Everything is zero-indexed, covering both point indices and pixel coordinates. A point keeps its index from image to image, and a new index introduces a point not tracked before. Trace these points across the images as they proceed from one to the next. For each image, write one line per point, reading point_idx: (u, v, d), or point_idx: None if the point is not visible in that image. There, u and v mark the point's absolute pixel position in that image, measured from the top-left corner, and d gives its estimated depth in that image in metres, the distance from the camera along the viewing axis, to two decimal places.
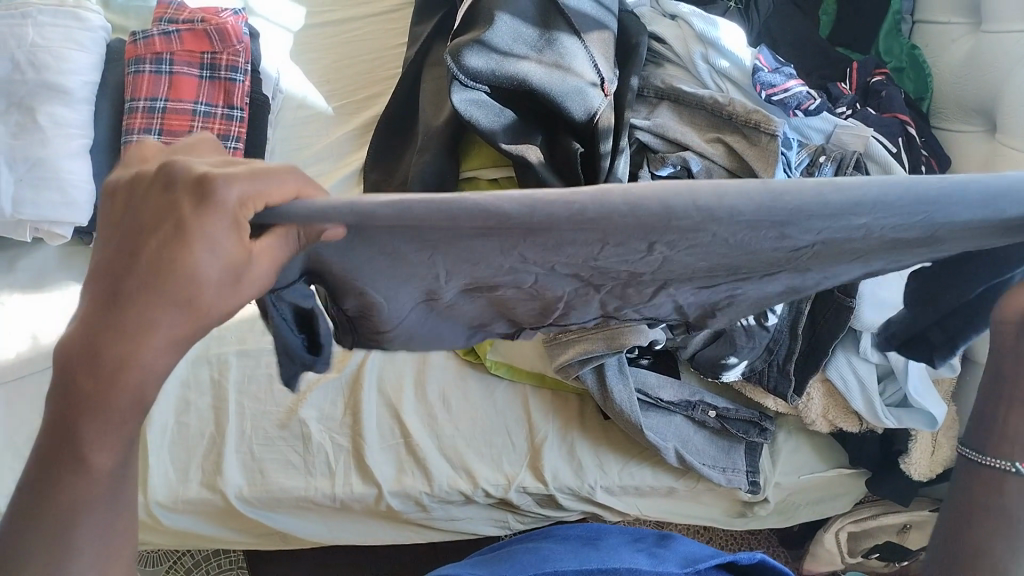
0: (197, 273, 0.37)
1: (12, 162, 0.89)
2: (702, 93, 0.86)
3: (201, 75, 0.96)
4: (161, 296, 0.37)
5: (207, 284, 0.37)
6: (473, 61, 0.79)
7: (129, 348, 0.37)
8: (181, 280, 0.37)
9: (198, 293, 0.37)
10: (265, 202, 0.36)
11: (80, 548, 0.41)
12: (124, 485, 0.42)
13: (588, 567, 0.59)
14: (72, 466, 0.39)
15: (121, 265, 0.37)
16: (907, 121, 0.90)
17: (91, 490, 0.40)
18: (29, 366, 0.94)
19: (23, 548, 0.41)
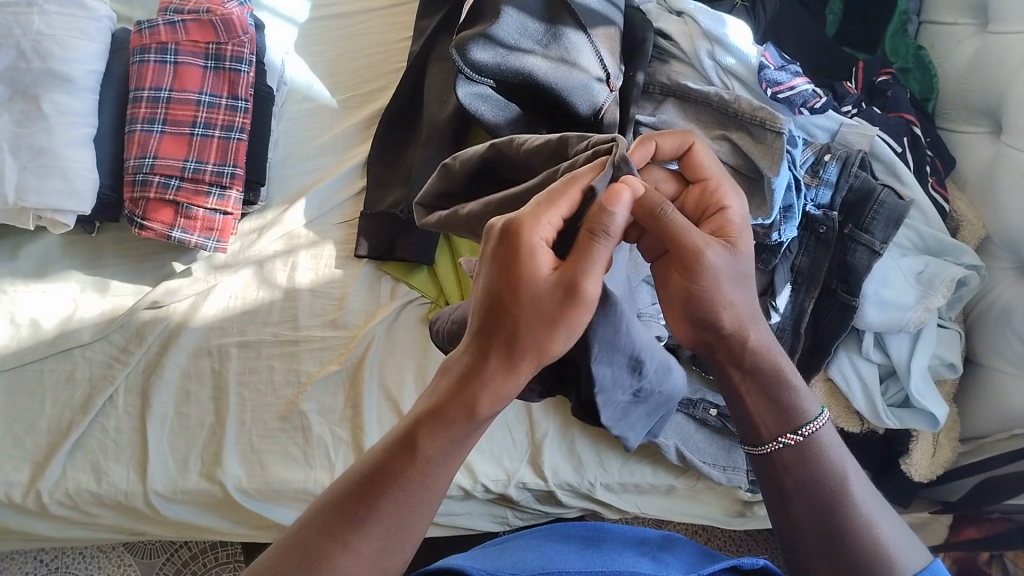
0: (507, 307, 0.52)
1: (16, 149, 0.89)
2: (707, 90, 0.86)
3: (205, 66, 0.96)
4: (504, 346, 0.52)
5: (547, 319, 0.52)
6: (479, 54, 0.80)
7: (527, 341, 0.52)
8: (519, 315, 0.52)
9: (530, 322, 0.52)
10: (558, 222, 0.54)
11: (356, 549, 0.51)
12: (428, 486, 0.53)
13: (593, 569, 0.60)
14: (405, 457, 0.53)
15: (501, 315, 0.53)
16: (912, 121, 0.91)
17: (409, 479, 0.53)
18: (36, 354, 0.96)
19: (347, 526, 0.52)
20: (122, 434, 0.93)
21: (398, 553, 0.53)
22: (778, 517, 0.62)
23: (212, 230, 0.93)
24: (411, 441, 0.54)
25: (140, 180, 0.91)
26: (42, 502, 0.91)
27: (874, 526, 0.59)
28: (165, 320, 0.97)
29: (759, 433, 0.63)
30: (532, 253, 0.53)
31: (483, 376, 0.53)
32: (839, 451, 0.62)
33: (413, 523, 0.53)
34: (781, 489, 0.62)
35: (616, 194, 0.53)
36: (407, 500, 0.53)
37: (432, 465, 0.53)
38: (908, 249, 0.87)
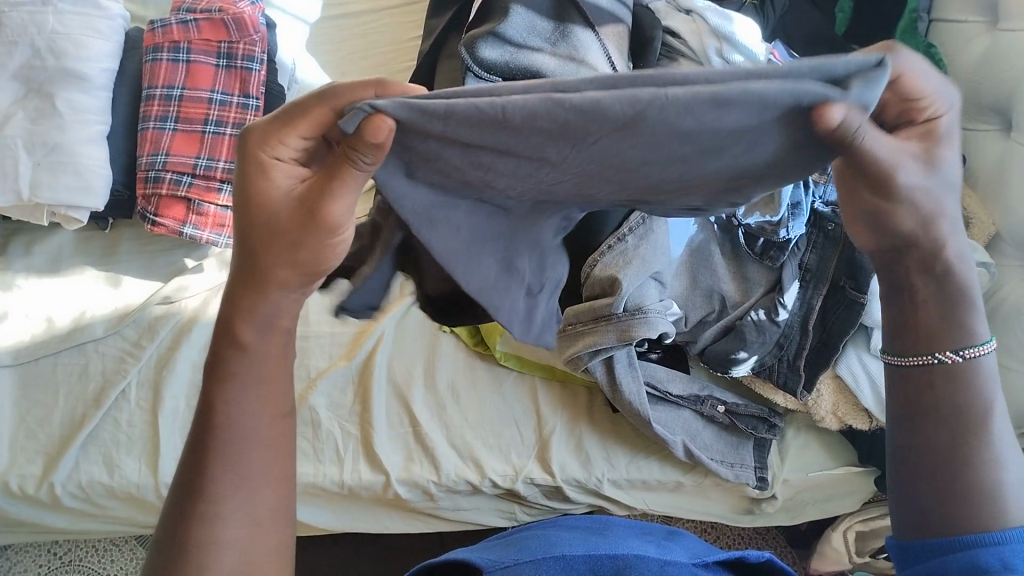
0: (261, 236, 0.48)
1: (30, 146, 0.90)
2: None
3: (217, 64, 0.96)
4: (249, 268, 0.50)
5: (297, 264, 0.49)
6: (488, 52, 0.81)
7: (264, 265, 0.49)
8: (264, 242, 0.48)
9: (280, 261, 0.48)
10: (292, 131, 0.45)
11: (223, 520, 0.49)
12: (245, 436, 0.50)
13: (595, 553, 0.59)
14: (213, 423, 0.50)
15: (248, 241, 0.49)
16: None
17: (226, 436, 0.50)
18: (45, 348, 0.96)
19: (194, 510, 0.49)
20: (133, 427, 0.94)
21: (269, 500, 0.51)
22: (902, 427, 0.53)
23: (223, 227, 0.94)
24: (208, 401, 0.51)
25: (152, 176, 0.93)
26: (55, 493, 0.93)
27: (1000, 466, 0.50)
28: (176, 315, 0.99)
29: (906, 337, 0.53)
30: (263, 168, 0.46)
31: (246, 306, 0.50)
32: (991, 387, 0.52)
33: (257, 460, 0.51)
34: (912, 397, 0.53)
35: (379, 130, 0.39)
36: (233, 452, 0.50)
37: (236, 417, 0.50)
38: None
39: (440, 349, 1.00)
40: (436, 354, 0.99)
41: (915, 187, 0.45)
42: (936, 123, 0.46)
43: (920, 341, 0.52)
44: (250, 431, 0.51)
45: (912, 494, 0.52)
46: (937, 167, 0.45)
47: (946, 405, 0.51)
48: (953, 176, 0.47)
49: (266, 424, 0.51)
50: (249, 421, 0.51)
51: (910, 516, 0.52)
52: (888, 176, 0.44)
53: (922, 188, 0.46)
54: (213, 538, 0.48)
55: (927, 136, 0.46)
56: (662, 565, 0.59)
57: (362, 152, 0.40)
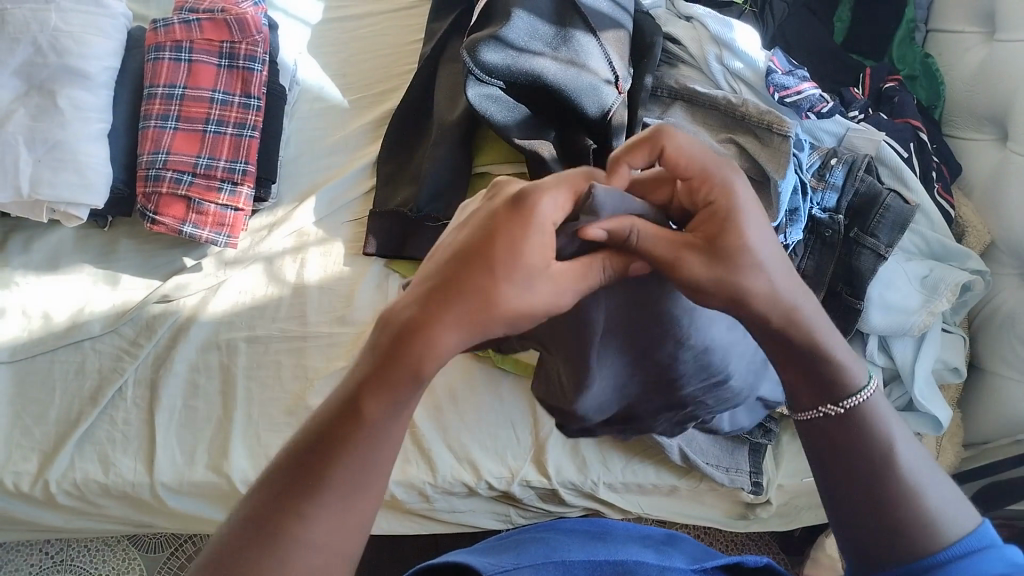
0: (476, 242, 0.39)
1: (32, 143, 0.90)
2: (714, 94, 0.87)
3: (219, 64, 0.97)
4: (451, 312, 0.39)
5: (529, 294, 0.39)
6: (489, 56, 0.81)
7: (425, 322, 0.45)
8: (498, 256, 0.38)
9: (507, 281, 0.38)
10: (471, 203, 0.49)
11: (312, 535, 0.40)
12: (377, 447, 0.41)
13: (595, 560, 0.60)
14: (349, 417, 0.41)
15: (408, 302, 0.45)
16: (918, 126, 0.92)
17: (356, 436, 0.40)
18: (43, 346, 0.97)
19: (299, 509, 0.40)
20: (130, 426, 0.94)
21: (359, 516, 0.42)
22: (821, 480, 0.51)
23: (222, 226, 0.94)
24: (350, 409, 0.41)
25: (152, 175, 0.93)
26: (50, 491, 0.92)
27: (921, 493, 0.48)
28: (175, 313, 0.99)
29: (800, 396, 0.51)
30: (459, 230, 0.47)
31: (437, 332, 0.39)
32: (888, 419, 0.50)
33: (368, 498, 0.41)
34: (827, 449, 0.50)
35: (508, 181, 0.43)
36: (357, 461, 0.41)
37: (382, 423, 0.41)
38: (912, 253, 0.88)
39: None
40: None
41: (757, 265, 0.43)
42: (715, 203, 0.42)
43: (826, 394, 0.49)
44: (389, 446, 0.41)
45: (851, 535, 0.50)
46: (719, 259, 0.42)
47: (859, 449, 0.49)
48: (761, 258, 0.42)
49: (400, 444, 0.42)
50: (389, 426, 0.41)
51: (854, 549, 0.50)
52: (673, 269, 0.42)
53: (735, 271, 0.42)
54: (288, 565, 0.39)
55: (710, 220, 0.42)
56: (661, 570, 0.60)
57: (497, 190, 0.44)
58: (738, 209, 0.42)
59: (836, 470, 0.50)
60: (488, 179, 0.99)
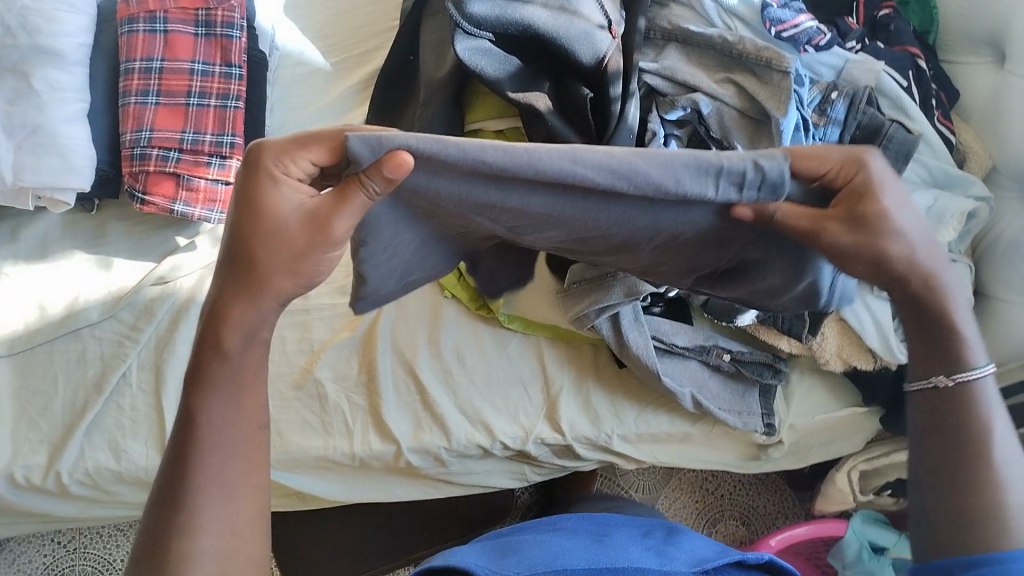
0: (244, 223, 0.56)
1: (10, 129, 0.87)
2: (710, 33, 0.85)
3: (196, 33, 0.94)
4: (247, 270, 0.58)
5: (292, 241, 0.56)
6: (478, 8, 0.79)
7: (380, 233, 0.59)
8: (261, 225, 0.56)
9: (267, 242, 0.56)
10: (308, 155, 0.53)
11: (201, 522, 0.58)
12: (230, 441, 0.60)
13: (597, 567, 0.60)
14: (188, 428, 0.60)
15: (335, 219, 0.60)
16: (916, 53, 0.90)
17: (205, 440, 0.59)
18: (40, 337, 0.95)
19: (174, 511, 0.58)
20: (138, 411, 0.93)
21: (244, 504, 0.60)
22: (921, 447, 0.64)
23: (214, 202, 0.92)
24: (188, 415, 0.60)
25: (138, 154, 0.90)
26: (62, 482, 0.92)
27: (1004, 486, 0.60)
28: (172, 296, 0.97)
29: (917, 364, 0.65)
30: (273, 183, 0.55)
31: (230, 310, 0.59)
32: (989, 403, 0.62)
33: (240, 479, 0.60)
34: (940, 417, 0.63)
35: (394, 165, 0.48)
36: (208, 451, 0.59)
37: (215, 421, 0.60)
38: (916, 184, 0.86)
39: (443, 315, 0.99)
40: (440, 319, 0.99)
41: (853, 236, 0.57)
42: (856, 181, 0.56)
43: (937, 367, 0.63)
44: (228, 437, 0.60)
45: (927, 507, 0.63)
46: (864, 225, 0.56)
47: (965, 427, 0.62)
48: (900, 218, 0.57)
49: (240, 436, 0.61)
50: (229, 424, 0.60)
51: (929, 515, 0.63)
52: (821, 238, 0.56)
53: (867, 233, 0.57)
54: (188, 545, 0.57)
55: (853, 197, 0.56)
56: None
57: (373, 179, 0.49)
58: (876, 185, 0.56)
59: (939, 442, 0.63)
60: (483, 137, 0.96)
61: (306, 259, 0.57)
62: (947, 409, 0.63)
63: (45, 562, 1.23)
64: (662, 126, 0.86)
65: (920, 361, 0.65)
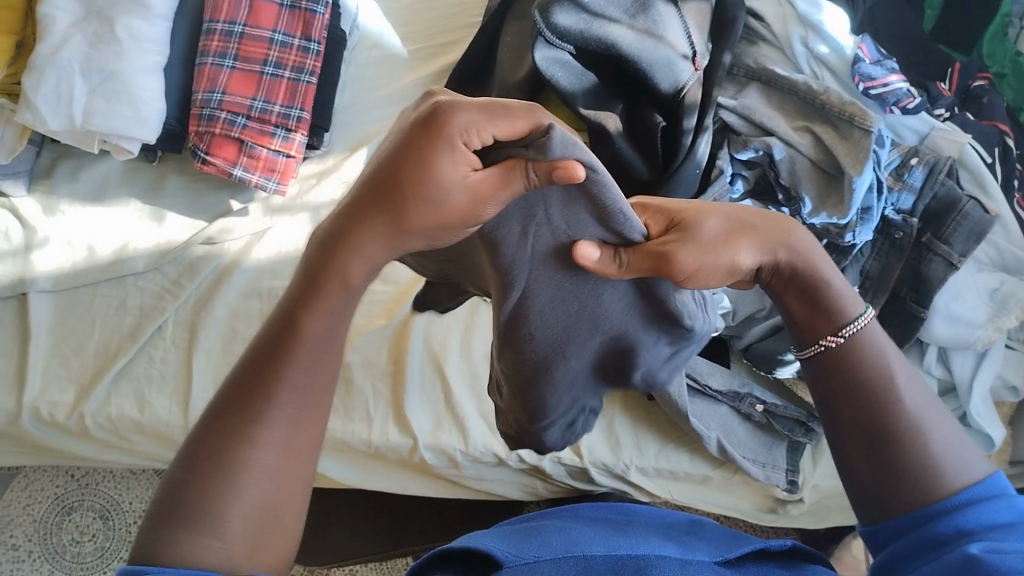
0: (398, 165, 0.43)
1: (86, 71, 0.88)
2: (795, 79, 0.83)
3: (281, 3, 0.94)
4: (387, 224, 0.46)
5: (441, 212, 0.44)
6: (563, 19, 0.78)
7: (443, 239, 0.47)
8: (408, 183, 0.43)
9: (418, 204, 0.44)
10: (491, 132, 0.40)
11: (267, 437, 0.47)
12: (323, 356, 0.49)
13: (617, 553, 0.58)
14: (290, 339, 0.49)
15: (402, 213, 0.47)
16: (1005, 131, 0.87)
17: (297, 351, 0.48)
18: (85, 278, 0.96)
19: (233, 420, 0.47)
20: (167, 364, 0.94)
21: (313, 431, 0.49)
22: (841, 425, 0.53)
23: (273, 172, 0.92)
24: (290, 324, 0.49)
25: (206, 115, 0.91)
26: (84, 424, 0.93)
27: (925, 433, 0.51)
28: (218, 257, 0.98)
29: (801, 329, 0.56)
30: (447, 152, 0.41)
31: (358, 243, 0.47)
32: (884, 355, 0.54)
33: (320, 395, 0.49)
34: (842, 378, 0.54)
35: (572, 175, 0.40)
36: (302, 369, 0.48)
37: (320, 337, 0.49)
38: (983, 264, 0.84)
39: (478, 317, 0.98)
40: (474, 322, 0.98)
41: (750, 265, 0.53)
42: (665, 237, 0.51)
43: (815, 330, 0.55)
44: (323, 357, 0.49)
45: (855, 477, 0.52)
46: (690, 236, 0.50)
47: (868, 374, 0.53)
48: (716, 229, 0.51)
49: (325, 367, 0.49)
50: (332, 338, 0.50)
51: (864, 499, 0.52)
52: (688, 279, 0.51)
53: (709, 250, 0.50)
54: (249, 463, 0.46)
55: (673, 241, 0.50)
56: (683, 564, 0.57)
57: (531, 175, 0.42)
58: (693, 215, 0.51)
59: (850, 399, 0.53)
60: None
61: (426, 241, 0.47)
62: (848, 361, 0.54)
63: (56, 493, 1.26)
64: (730, 164, 0.84)
65: (805, 323, 0.56)
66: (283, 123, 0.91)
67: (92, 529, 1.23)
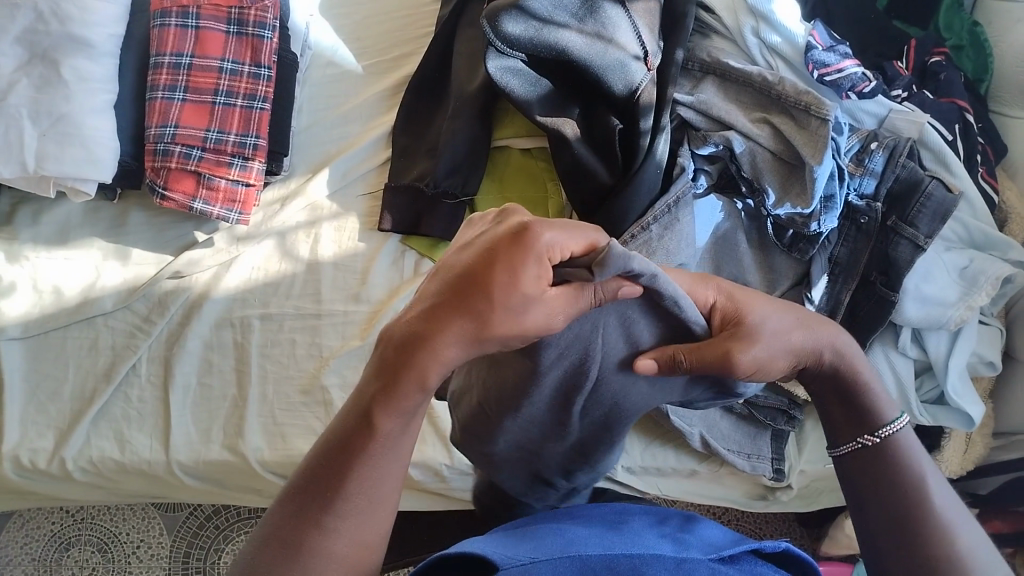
0: (478, 273, 0.41)
1: (35, 116, 0.87)
2: (750, 70, 0.83)
3: (228, 31, 0.92)
4: (469, 325, 0.42)
5: (517, 322, 0.41)
6: (511, 28, 0.76)
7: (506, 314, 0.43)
8: (495, 290, 0.41)
9: (502, 316, 0.41)
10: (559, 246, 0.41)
11: (331, 551, 0.44)
12: (395, 452, 0.45)
13: (610, 552, 0.56)
14: (361, 434, 0.45)
15: (466, 291, 0.42)
16: (965, 107, 0.87)
17: (367, 446, 0.44)
18: (55, 322, 0.95)
19: (301, 524, 0.44)
20: (145, 403, 0.94)
21: (376, 539, 0.46)
22: (865, 530, 0.54)
23: (234, 202, 0.91)
24: (365, 415, 0.45)
25: (161, 150, 0.90)
26: (67, 469, 0.92)
27: (954, 534, 0.52)
28: (187, 291, 0.97)
29: (837, 432, 0.57)
30: (533, 265, 0.40)
31: (442, 345, 0.43)
32: (919, 456, 0.54)
33: (384, 503, 0.46)
34: (871, 484, 0.55)
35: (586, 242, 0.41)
36: (369, 479, 0.45)
37: (388, 443, 0.45)
38: (952, 243, 0.83)
39: None
40: None
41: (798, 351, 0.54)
42: (718, 303, 0.53)
43: (852, 429, 0.56)
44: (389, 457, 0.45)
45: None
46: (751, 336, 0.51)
47: (897, 479, 0.54)
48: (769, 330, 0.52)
49: (394, 477, 0.46)
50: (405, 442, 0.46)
51: None
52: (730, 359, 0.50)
53: (774, 346, 0.52)
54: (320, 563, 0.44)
55: (727, 316, 0.52)
56: (678, 561, 0.55)
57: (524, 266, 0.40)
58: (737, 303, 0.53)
59: (878, 500, 0.54)
60: (510, 154, 0.97)
61: (503, 347, 0.43)
62: (873, 465, 0.55)
63: (52, 530, 1.25)
64: (692, 161, 0.84)
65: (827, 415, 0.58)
66: (240, 153, 0.90)
67: (91, 563, 1.23)
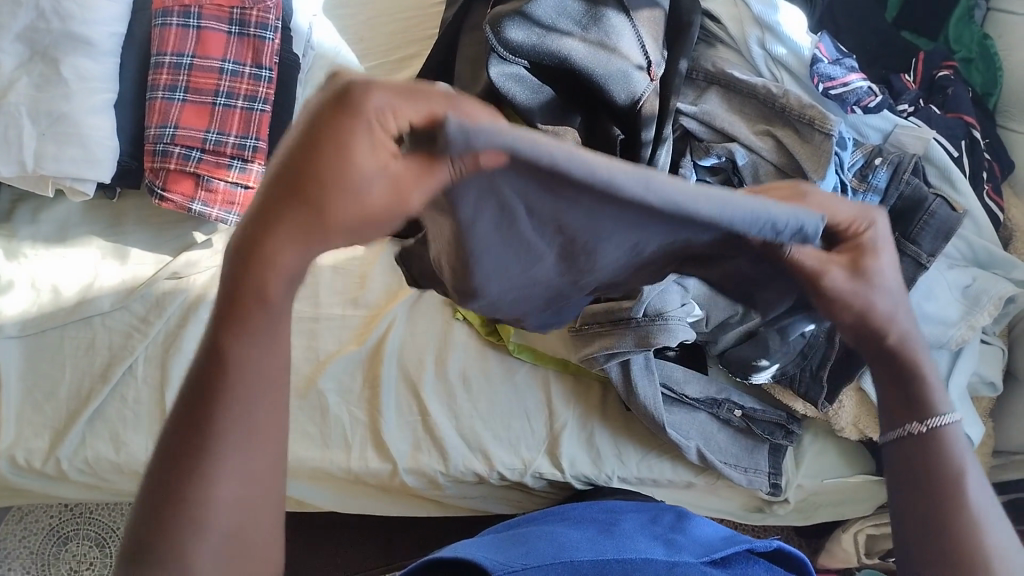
0: (298, 164, 0.35)
1: (34, 115, 0.86)
2: (754, 82, 0.82)
3: (230, 31, 0.92)
4: (302, 218, 0.38)
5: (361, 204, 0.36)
6: (514, 34, 0.77)
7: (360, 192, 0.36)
8: (326, 175, 0.35)
9: (337, 199, 0.36)
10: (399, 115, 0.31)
11: (221, 471, 0.46)
12: (262, 371, 0.46)
13: (604, 558, 0.58)
14: (215, 363, 0.46)
15: (292, 179, 0.36)
16: (972, 123, 0.85)
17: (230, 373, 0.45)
18: (50, 321, 0.95)
19: (184, 454, 0.46)
20: (140, 404, 0.93)
21: (266, 456, 0.47)
22: (902, 521, 0.54)
23: (233, 204, 0.91)
24: (216, 349, 0.46)
25: (160, 150, 0.89)
26: (62, 468, 0.92)
27: (983, 530, 0.52)
28: (185, 292, 0.96)
29: (892, 411, 0.56)
30: (363, 132, 0.32)
31: (277, 253, 0.41)
32: (961, 450, 0.54)
33: (261, 424, 0.47)
34: (911, 476, 0.54)
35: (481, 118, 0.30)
36: (238, 395, 0.46)
37: (246, 364, 0.46)
38: (956, 261, 0.82)
39: (451, 339, 0.97)
40: (447, 344, 0.97)
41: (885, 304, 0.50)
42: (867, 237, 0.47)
43: (905, 411, 0.55)
44: (264, 375, 0.46)
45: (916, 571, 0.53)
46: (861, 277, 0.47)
47: (939, 474, 0.53)
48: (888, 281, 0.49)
49: (265, 403, 0.47)
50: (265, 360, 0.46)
51: None
52: (820, 280, 0.46)
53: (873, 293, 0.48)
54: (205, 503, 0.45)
55: (860, 251, 0.47)
56: (671, 567, 0.56)
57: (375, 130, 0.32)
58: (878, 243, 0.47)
59: (917, 494, 0.54)
60: None
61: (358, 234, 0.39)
62: (917, 457, 0.54)
63: (51, 524, 1.25)
64: (694, 171, 0.82)
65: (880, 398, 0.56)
66: (239, 155, 0.90)
67: (88, 559, 1.24)
